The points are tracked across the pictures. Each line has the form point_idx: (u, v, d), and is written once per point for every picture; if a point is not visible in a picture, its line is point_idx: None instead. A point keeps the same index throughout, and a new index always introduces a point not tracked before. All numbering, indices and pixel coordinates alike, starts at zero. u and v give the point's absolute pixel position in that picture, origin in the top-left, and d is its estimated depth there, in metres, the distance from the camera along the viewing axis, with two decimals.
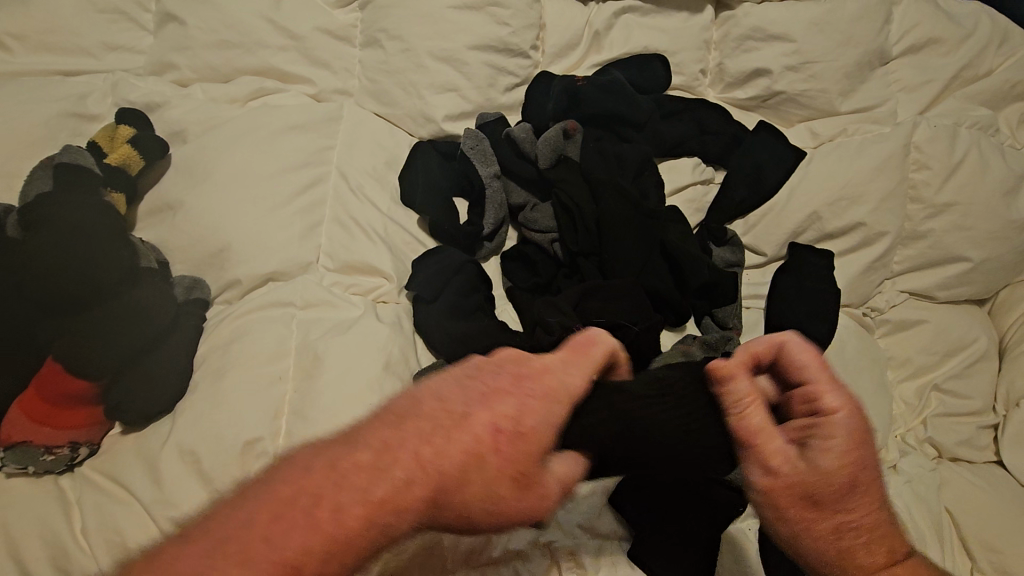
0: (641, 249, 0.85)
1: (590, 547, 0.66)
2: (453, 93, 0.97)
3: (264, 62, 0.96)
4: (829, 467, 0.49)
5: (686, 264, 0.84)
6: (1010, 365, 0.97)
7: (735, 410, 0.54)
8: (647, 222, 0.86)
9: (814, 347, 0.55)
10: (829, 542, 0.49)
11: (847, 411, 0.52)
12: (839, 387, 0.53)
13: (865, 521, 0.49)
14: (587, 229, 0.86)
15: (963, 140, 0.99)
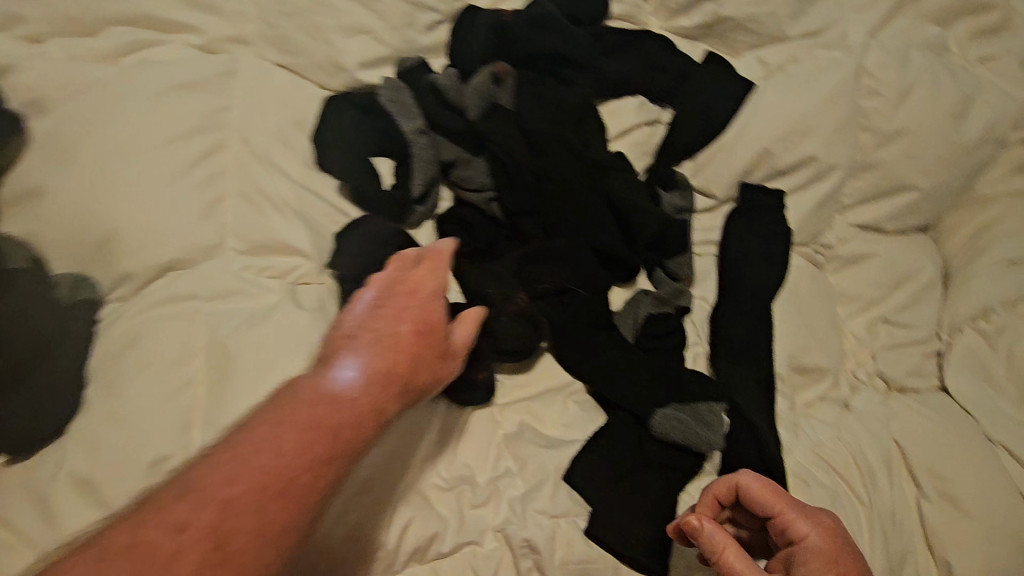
0: (589, 203, 0.78)
1: (544, 530, 0.62)
2: (366, 36, 0.85)
3: (135, 9, 0.82)
4: None
5: (634, 217, 0.78)
6: (956, 291, 0.97)
7: (715, 558, 0.56)
8: (593, 172, 0.79)
9: (767, 479, 0.63)
10: None
11: (815, 532, 0.59)
12: (802, 511, 0.60)
13: None
14: (527, 187, 0.78)
15: (914, 62, 0.95)
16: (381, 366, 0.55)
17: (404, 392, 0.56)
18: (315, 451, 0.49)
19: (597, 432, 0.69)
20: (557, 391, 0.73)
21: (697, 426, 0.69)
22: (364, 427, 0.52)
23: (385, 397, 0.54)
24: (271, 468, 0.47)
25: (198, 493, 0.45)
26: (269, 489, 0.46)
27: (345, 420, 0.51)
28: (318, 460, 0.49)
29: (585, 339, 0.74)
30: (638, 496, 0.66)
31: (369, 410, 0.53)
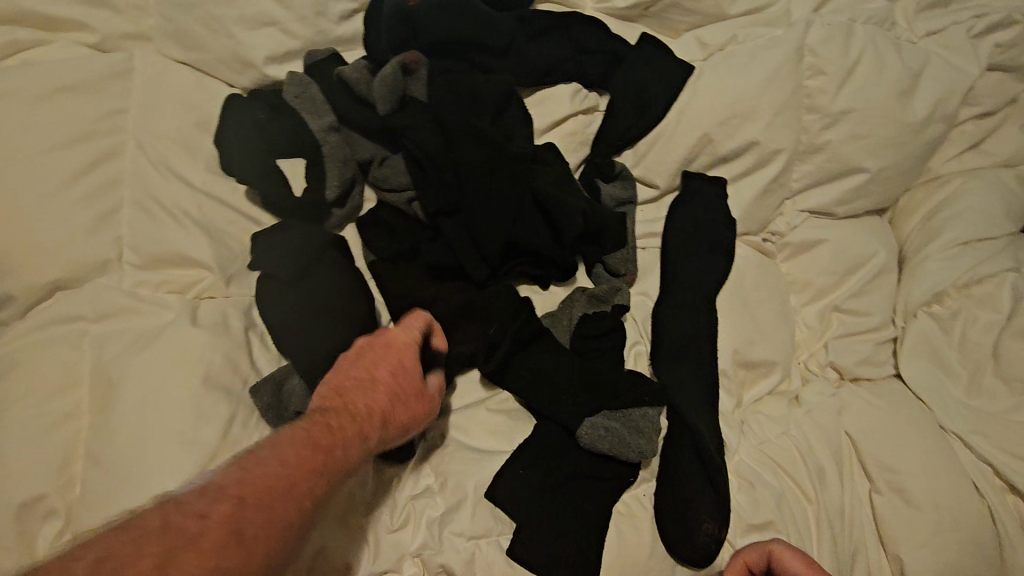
0: (511, 196, 0.74)
1: (462, 554, 0.58)
2: (272, 27, 0.79)
3: (15, 5, 0.75)
4: None
5: (560, 209, 0.74)
6: (909, 275, 0.94)
7: None
8: (514, 162, 0.74)
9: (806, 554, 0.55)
10: None
11: None
12: None
13: None
14: (441, 185, 0.73)
15: (858, 38, 0.91)
16: (369, 402, 0.54)
17: (385, 438, 0.54)
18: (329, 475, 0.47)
19: (524, 444, 0.65)
20: (482, 402, 0.68)
21: (628, 435, 0.65)
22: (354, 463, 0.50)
23: (372, 434, 0.52)
24: (274, 480, 0.44)
25: (270, 493, 0.43)
26: (236, 496, 0.42)
27: (340, 444, 0.49)
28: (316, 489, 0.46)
29: (512, 348, 0.69)
30: (566, 511, 0.62)
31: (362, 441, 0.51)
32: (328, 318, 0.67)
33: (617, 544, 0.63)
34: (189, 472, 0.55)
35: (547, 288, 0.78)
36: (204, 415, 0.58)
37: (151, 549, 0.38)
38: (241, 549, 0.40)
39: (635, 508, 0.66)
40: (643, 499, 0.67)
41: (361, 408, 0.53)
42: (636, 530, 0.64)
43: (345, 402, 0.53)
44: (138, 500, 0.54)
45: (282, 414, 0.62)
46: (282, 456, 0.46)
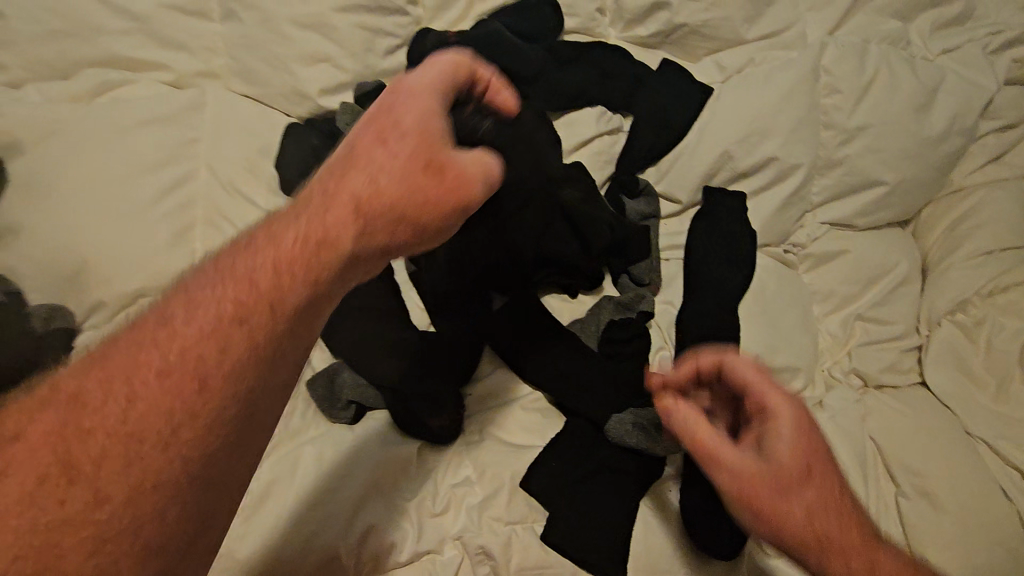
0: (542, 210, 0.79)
1: (500, 536, 0.64)
2: (326, 63, 0.88)
3: (106, 51, 0.86)
4: (780, 453, 0.55)
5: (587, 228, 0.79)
6: (932, 283, 0.95)
7: (692, 443, 0.58)
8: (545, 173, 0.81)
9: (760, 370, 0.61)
10: (796, 533, 0.52)
11: (787, 405, 0.58)
12: (784, 390, 0.59)
13: (823, 499, 0.54)
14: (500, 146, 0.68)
15: (872, 57, 0.95)
16: (376, 162, 0.51)
17: (381, 233, 0.50)
18: (260, 326, 0.45)
19: (555, 439, 0.70)
20: (516, 401, 0.74)
21: (652, 431, 0.69)
22: (305, 300, 0.47)
23: (344, 244, 0.49)
24: (164, 361, 0.42)
25: (178, 365, 0.42)
26: (100, 391, 0.41)
27: (272, 290, 0.46)
28: (242, 347, 0.44)
29: (541, 348, 0.75)
30: (594, 501, 0.67)
31: (310, 274, 0.47)
32: (377, 321, 0.74)
33: (645, 534, 0.67)
34: None
35: (575, 296, 0.83)
36: None
37: (25, 466, 0.38)
38: (127, 448, 0.40)
39: (666, 505, 0.69)
40: (672, 493, 0.71)
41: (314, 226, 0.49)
42: (663, 523, 0.68)
43: (277, 239, 0.48)
44: None
45: (334, 404, 0.69)
46: (192, 321, 0.44)
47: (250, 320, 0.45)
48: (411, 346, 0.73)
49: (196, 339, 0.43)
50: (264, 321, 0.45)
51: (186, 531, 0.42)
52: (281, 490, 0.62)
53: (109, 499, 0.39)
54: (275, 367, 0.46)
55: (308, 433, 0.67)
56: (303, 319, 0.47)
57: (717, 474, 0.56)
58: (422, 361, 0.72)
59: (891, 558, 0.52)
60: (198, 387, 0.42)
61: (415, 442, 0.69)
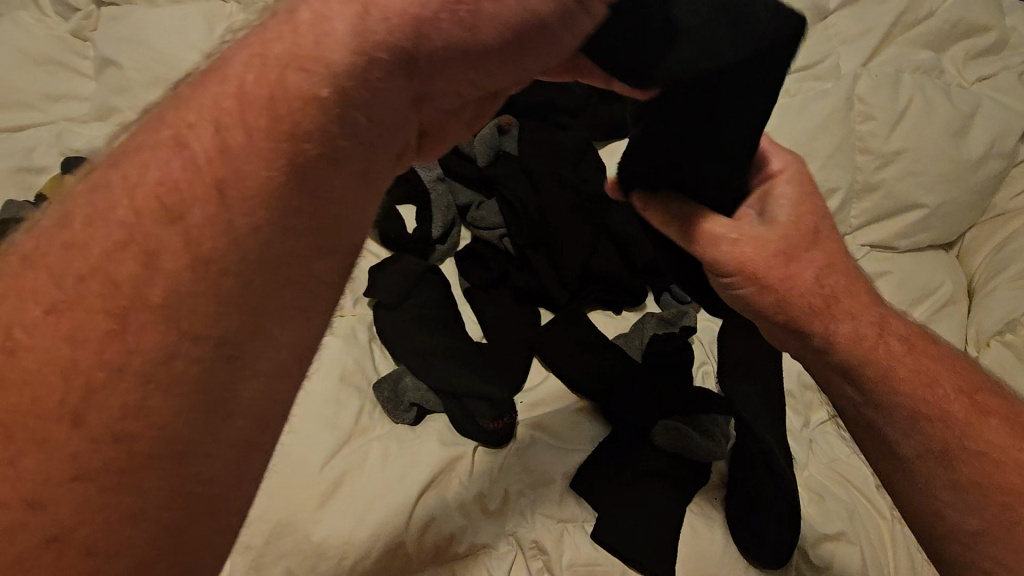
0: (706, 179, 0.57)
1: (552, 532, 0.68)
2: None
3: None
4: (781, 220, 0.57)
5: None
6: (979, 304, 0.94)
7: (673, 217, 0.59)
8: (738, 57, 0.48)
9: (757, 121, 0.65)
10: (818, 308, 0.54)
11: (787, 166, 0.60)
12: (783, 153, 0.62)
13: (830, 260, 0.56)
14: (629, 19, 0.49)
15: (906, 85, 0.99)
16: None
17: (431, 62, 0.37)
18: (238, 209, 0.34)
19: (603, 442, 0.75)
20: (564, 407, 0.79)
21: (695, 435, 0.73)
22: (317, 160, 0.35)
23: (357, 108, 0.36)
24: (86, 284, 0.32)
25: (132, 287, 0.32)
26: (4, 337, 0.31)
27: (244, 169, 0.34)
28: (226, 243, 0.33)
29: (589, 361, 0.79)
30: (640, 503, 0.70)
31: (304, 144, 0.35)
32: (438, 331, 0.81)
33: (692, 540, 0.70)
34: (331, 446, 0.69)
35: (619, 312, 0.88)
36: (343, 410, 0.72)
37: None
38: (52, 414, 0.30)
39: (709, 511, 0.73)
40: (716, 502, 0.74)
41: (305, 70, 0.35)
42: (708, 528, 0.71)
43: (238, 86, 0.35)
44: (290, 468, 0.67)
45: (398, 405, 0.74)
46: (137, 217, 0.33)
47: (213, 214, 0.33)
48: (468, 353, 0.80)
49: (146, 247, 0.32)
50: (236, 212, 0.34)
51: (195, 486, 0.33)
52: (353, 481, 0.68)
53: (59, 485, 0.30)
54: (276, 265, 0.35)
55: (374, 431, 0.72)
56: (323, 183, 0.36)
57: (706, 250, 0.57)
58: (479, 368, 0.78)
59: (944, 373, 0.53)
60: (185, 291, 0.32)
61: (471, 442, 0.73)
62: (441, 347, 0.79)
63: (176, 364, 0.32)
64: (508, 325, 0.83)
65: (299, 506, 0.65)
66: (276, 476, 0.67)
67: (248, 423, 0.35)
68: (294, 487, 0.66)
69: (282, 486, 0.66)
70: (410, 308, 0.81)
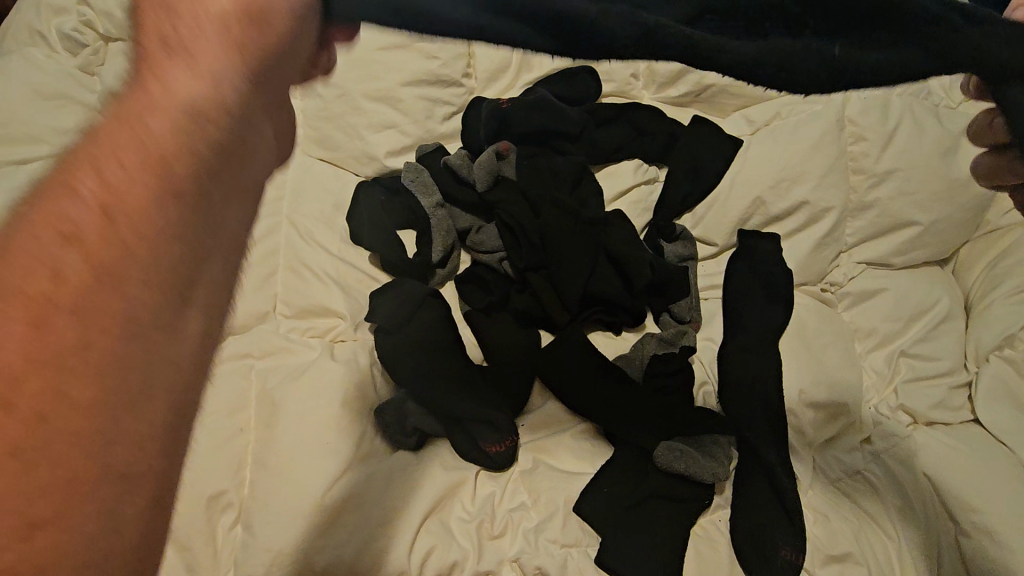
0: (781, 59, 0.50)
1: (556, 558, 0.68)
2: (392, 129, 0.99)
3: None
4: None
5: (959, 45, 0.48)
6: (976, 320, 0.93)
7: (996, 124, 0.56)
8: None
9: None
10: None
11: None
12: None
13: None
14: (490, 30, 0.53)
15: (896, 107, 0.99)
16: None
17: (246, 54, 0.38)
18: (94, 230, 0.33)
19: (605, 465, 0.76)
20: (567, 430, 0.80)
21: (700, 457, 0.75)
22: (208, 172, 0.36)
23: (159, 117, 0.35)
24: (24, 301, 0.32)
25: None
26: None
27: (106, 192, 0.34)
28: (77, 270, 0.33)
29: (592, 382, 0.80)
30: (644, 525, 0.72)
31: (146, 158, 0.34)
32: (441, 355, 0.81)
33: (699, 563, 0.70)
34: (330, 475, 0.68)
35: (619, 334, 0.89)
36: (343, 435, 0.71)
37: None
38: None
39: (712, 532, 0.74)
40: (721, 523, 0.75)
41: (131, 97, 0.36)
42: (713, 550, 0.71)
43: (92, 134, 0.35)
44: (290, 495, 0.67)
45: (400, 431, 0.75)
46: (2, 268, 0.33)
47: (68, 244, 0.33)
48: (469, 376, 0.80)
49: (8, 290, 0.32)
50: (94, 237, 0.33)
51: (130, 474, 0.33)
52: (354, 509, 0.68)
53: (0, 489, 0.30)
54: (128, 286, 0.33)
55: (374, 458, 0.72)
56: (223, 194, 0.37)
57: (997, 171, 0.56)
58: (480, 390, 0.79)
59: None
60: (40, 322, 0.32)
61: (472, 466, 0.74)
62: (442, 370, 0.80)
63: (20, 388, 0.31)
64: (510, 349, 0.83)
65: (301, 536, 0.65)
66: (276, 504, 0.67)
67: (132, 428, 0.33)
68: (295, 516, 0.66)
69: (280, 514, 0.66)
70: (412, 330, 0.82)
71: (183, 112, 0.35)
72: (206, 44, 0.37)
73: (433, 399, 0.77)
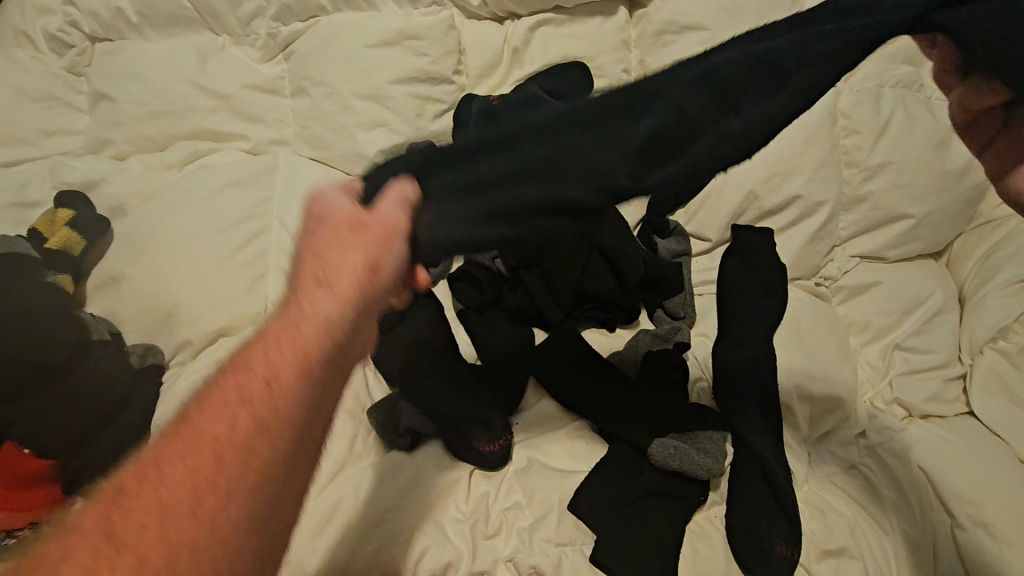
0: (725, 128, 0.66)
1: (551, 557, 0.68)
2: (383, 128, 0.98)
3: (196, 125, 0.99)
4: None
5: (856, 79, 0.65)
6: (970, 313, 0.92)
7: None
8: (546, 139, 0.66)
9: None
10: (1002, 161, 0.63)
11: None
12: None
13: None
14: (510, 217, 0.66)
15: (888, 101, 0.99)
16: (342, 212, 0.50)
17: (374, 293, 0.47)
18: (252, 407, 0.39)
19: (599, 464, 0.75)
20: (562, 428, 0.79)
21: (696, 454, 0.75)
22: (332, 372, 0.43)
23: (306, 325, 0.43)
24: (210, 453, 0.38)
25: (158, 462, 0.37)
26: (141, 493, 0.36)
27: (268, 373, 0.41)
28: (237, 436, 0.38)
29: (585, 380, 0.80)
30: (639, 521, 0.72)
31: (289, 350, 0.42)
32: (434, 355, 0.81)
33: (695, 560, 0.70)
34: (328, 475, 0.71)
35: (613, 330, 0.88)
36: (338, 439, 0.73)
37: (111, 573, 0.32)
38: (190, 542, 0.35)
39: (707, 527, 0.74)
40: (716, 519, 0.75)
41: (288, 313, 0.44)
42: (709, 547, 0.71)
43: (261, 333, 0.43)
44: None
45: (393, 431, 0.74)
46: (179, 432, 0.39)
47: (238, 409, 0.39)
48: (461, 377, 0.80)
49: (184, 443, 0.38)
50: (257, 410, 0.39)
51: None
52: (348, 512, 0.68)
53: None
54: (269, 456, 0.39)
55: (370, 459, 0.73)
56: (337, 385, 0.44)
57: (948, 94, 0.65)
58: (474, 390, 0.78)
59: None
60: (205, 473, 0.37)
61: (466, 466, 0.74)
62: (435, 370, 0.79)
63: (175, 518, 0.35)
64: (503, 349, 0.83)
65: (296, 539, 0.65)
66: None
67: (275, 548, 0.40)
68: None
69: None
70: (406, 329, 0.81)
71: (325, 320, 0.43)
72: (343, 272, 0.45)
73: (426, 401, 0.76)
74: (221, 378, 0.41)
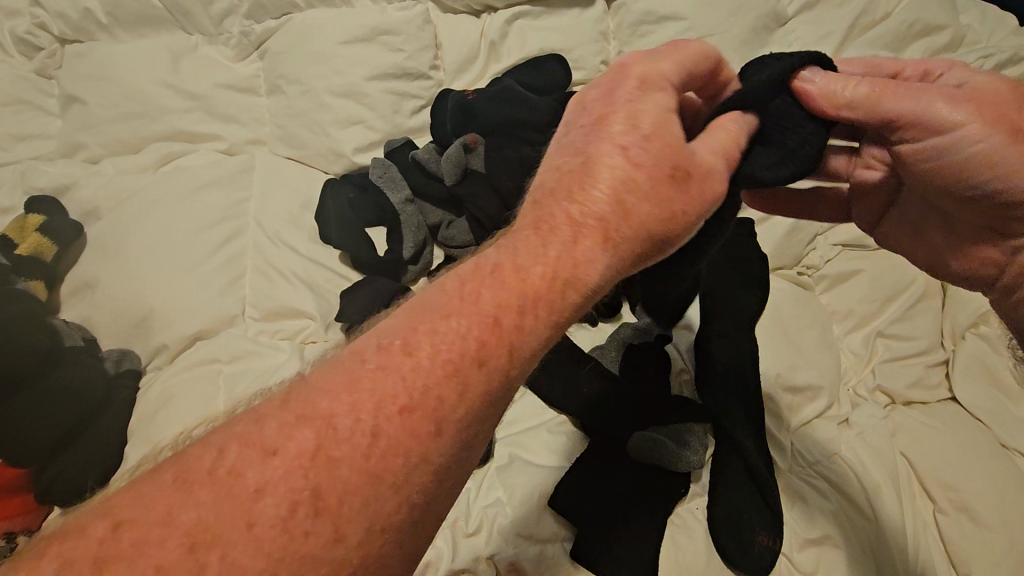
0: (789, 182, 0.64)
1: (532, 552, 0.69)
2: (360, 125, 0.97)
3: (170, 127, 0.97)
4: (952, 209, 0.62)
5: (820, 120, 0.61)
6: (953, 298, 0.92)
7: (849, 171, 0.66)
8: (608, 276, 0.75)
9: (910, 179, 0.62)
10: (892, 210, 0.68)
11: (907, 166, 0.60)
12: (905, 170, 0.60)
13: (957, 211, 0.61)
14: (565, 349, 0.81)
15: None
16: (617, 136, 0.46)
17: (683, 214, 0.46)
18: (478, 368, 0.38)
19: (580, 459, 0.75)
20: (544, 424, 0.79)
21: (676, 446, 0.74)
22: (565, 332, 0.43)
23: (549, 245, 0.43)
24: (421, 391, 0.37)
25: (363, 393, 0.36)
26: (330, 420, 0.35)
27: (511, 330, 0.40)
28: (450, 407, 0.37)
29: (570, 373, 0.79)
30: (621, 517, 0.71)
31: (552, 315, 0.41)
32: None
33: (676, 552, 0.70)
34: None
35: (595, 324, 0.87)
36: None
37: (279, 492, 0.32)
38: (382, 464, 0.34)
39: (690, 520, 0.74)
40: (698, 511, 0.75)
41: (559, 237, 0.44)
42: (690, 539, 0.71)
43: (526, 262, 0.42)
44: None
45: None
46: (392, 350, 0.38)
47: (474, 373, 0.38)
48: None
49: (389, 381, 0.36)
50: (490, 381, 0.39)
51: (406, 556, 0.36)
52: None
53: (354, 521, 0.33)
54: (463, 428, 0.37)
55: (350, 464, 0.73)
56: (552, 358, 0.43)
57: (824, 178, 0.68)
58: None
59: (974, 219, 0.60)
60: (424, 436, 0.36)
61: None
62: None
63: (372, 448, 0.34)
64: None
65: None
66: None
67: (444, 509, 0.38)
68: None
69: None
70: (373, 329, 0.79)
71: (596, 281, 0.43)
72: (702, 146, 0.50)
73: None
74: (464, 315, 0.40)
